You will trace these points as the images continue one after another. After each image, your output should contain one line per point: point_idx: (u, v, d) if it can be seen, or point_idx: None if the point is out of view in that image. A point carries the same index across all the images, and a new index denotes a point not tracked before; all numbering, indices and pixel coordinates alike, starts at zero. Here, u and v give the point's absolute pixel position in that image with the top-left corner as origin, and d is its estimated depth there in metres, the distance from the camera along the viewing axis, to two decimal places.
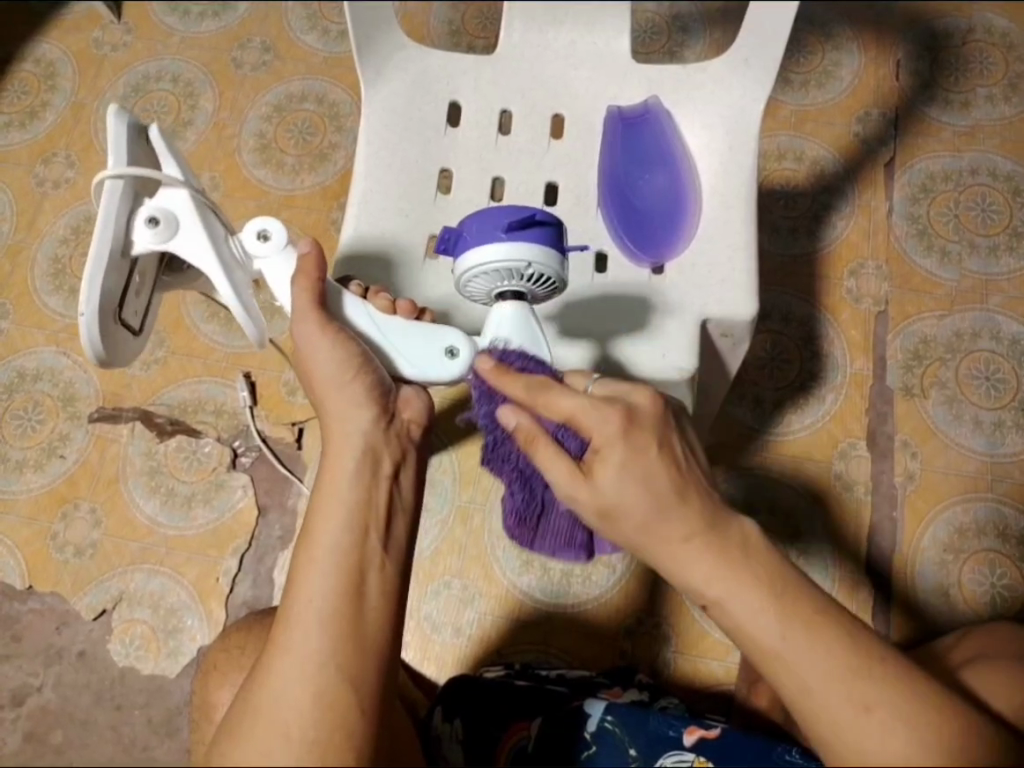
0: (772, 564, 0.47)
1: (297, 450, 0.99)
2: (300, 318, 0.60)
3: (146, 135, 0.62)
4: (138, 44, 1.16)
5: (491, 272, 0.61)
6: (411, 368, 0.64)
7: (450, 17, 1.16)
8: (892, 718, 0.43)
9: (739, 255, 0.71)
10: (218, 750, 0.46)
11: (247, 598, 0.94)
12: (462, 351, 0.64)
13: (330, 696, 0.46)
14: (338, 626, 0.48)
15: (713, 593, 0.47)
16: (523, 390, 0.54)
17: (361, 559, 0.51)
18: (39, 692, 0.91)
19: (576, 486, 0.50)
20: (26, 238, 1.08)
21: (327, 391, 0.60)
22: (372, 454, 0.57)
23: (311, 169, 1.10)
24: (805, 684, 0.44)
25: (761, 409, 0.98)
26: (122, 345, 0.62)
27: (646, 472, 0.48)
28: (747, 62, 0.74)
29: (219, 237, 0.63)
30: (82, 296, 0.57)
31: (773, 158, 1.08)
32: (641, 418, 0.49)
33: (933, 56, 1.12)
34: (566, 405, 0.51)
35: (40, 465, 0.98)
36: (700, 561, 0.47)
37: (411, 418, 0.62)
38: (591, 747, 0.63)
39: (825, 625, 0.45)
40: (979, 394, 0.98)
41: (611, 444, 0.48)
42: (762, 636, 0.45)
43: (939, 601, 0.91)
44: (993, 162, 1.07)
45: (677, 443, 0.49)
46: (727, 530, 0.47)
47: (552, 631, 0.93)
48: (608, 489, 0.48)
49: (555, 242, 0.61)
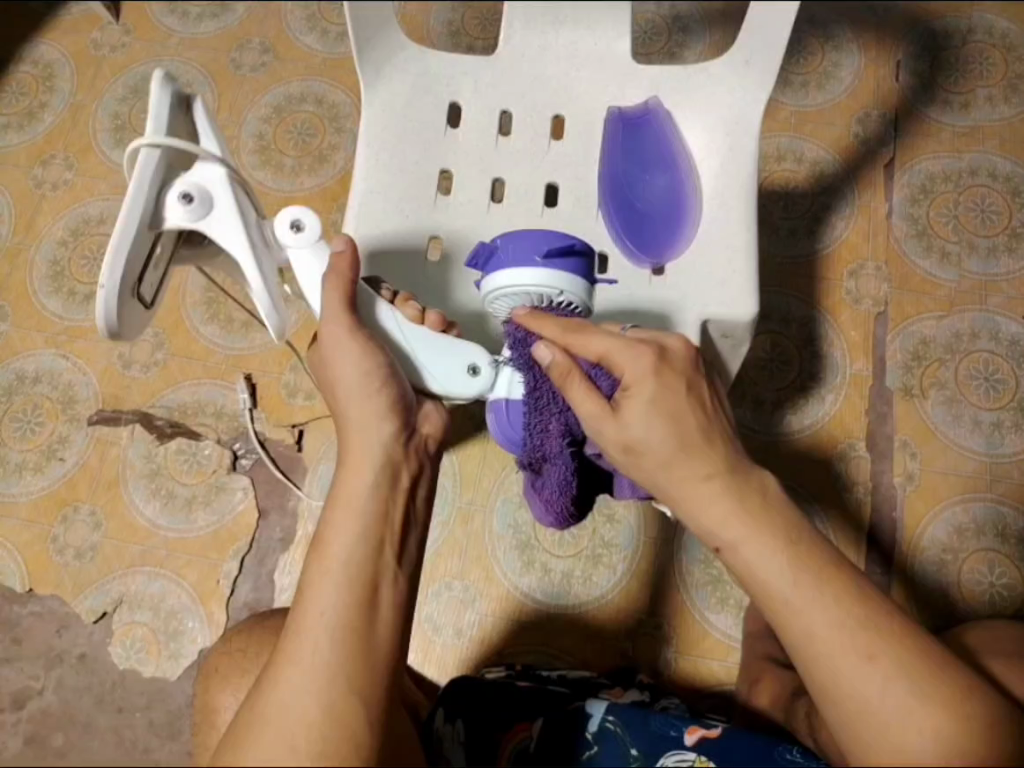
0: (789, 516, 0.50)
1: (297, 453, 0.99)
2: (331, 321, 0.60)
3: (188, 107, 0.62)
4: (136, 46, 1.16)
5: (521, 294, 0.62)
6: (433, 381, 0.64)
7: (450, 18, 1.16)
8: (893, 668, 0.45)
9: (738, 257, 0.72)
10: (222, 759, 0.45)
11: (248, 600, 0.94)
12: (484, 370, 0.65)
13: (338, 709, 0.46)
14: (349, 638, 0.48)
15: (729, 534, 0.50)
16: (562, 329, 0.57)
17: (374, 571, 0.51)
18: (40, 694, 0.91)
19: (605, 421, 0.53)
20: (25, 240, 1.07)
21: (350, 400, 0.60)
22: (391, 468, 0.57)
23: (310, 171, 1.10)
24: (810, 633, 0.46)
25: (761, 410, 0.98)
26: (134, 319, 0.62)
27: (673, 411, 0.52)
28: (747, 62, 0.74)
29: (250, 220, 0.63)
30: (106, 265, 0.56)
31: (773, 160, 1.08)
32: (672, 359, 0.54)
33: (933, 57, 1.12)
34: (600, 344, 0.55)
35: (40, 467, 0.98)
36: (720, 500, 0.50)
37: (429, 432, 0.63)
38: (592, 748, 0.63)
39: (835, 577, 0.47)
40: (978, 395, 0.98)
41: (641, 382, 0.53)
42: (774, 583, 0.48)
43: (939, 599, 0.91)
44: (993, 162, 1.07)
45: (703, 388, 0.54)
46: (748, 476, 0.52)
47: (552, 632, 0.94)
48: (633, 426, 0.52)
49: (586, 272, 0.63)
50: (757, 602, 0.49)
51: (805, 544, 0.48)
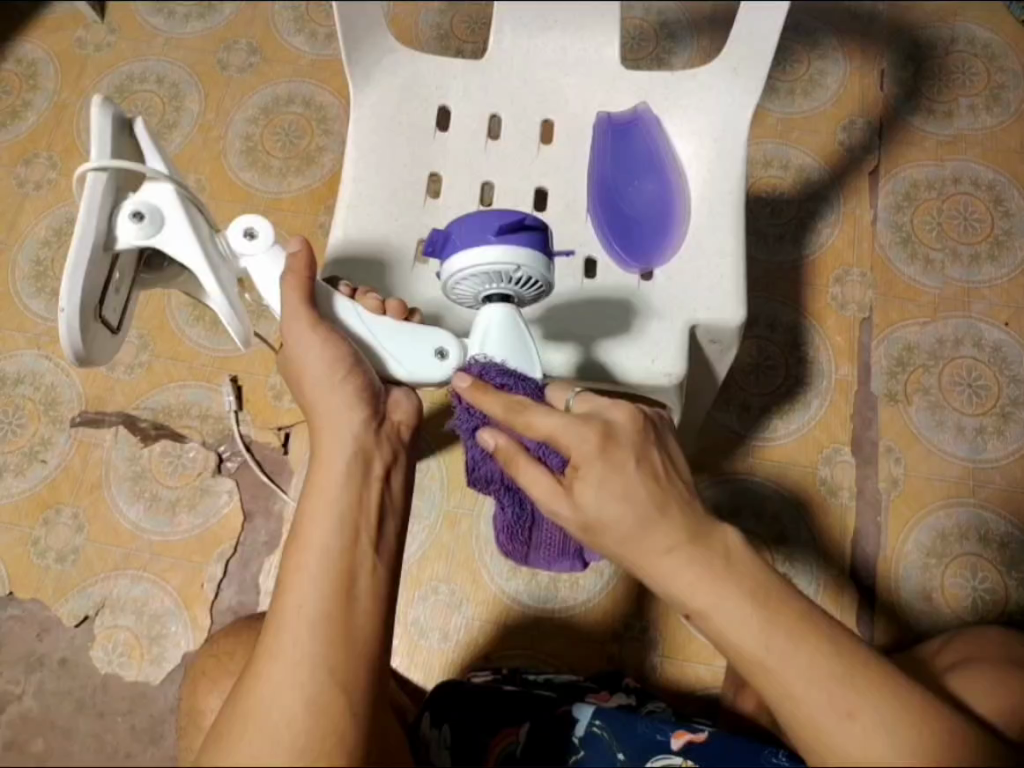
0: (756, 574, 0.47)
1: (282, 455, 0.98)
2: (293, 319, 0.60)
3: (131, 131, 0.62)
4: (122, 45, 1.15)
5: (479, 275, 0.60)
6: (402, 369, 0.64)
7: (438, 21, 1.16)
8: (874, 724, 0.44)
9: (727, 262, 0.72)
10: (208, 754, 0.45)
11: (232, 604, 0.93)
12: (451, 353, 0.64)
13: (321, 701, 0.46)
14: (329, 631, 0.47)
15: (698, 603, 0.47)
16: (503, 408, 0.54)
17: (353, 559, 0.51)
18: (20, 700, 0.90)
19: (559, 502, 0.50)
20: (7, 240, 1.06)
21: (317, 391, 0.60)
22: (363, 456, 0.57)
23: (297, 172, 1.09)
24: (788, 688, 0.45)
25: (747, 415, 0.99)
26: (100, 343, 0.61)
27: (625, 490, 0.48)
28: (735, 71, 0.75)
29: (205, 234, 0.63)
30: (65, 288, 0.56)
31: (759, 166, 1.09)
32: (617, 435, 0.49)
33: (917, 66, 1.13)
34: (545, 423, 0.51)
35: (21, 469, 0.97)
36: (684, 572, 0.47)
37: (401, 419, 0.63)
38: (578, 751, 0.63)
39: (808, 635, 0.45)
40: (960, 400, 0.99)
41: (589, 462, 0.49)
42: (746, 642, 0.46)
43: (923, 604, 0.92)
44: (975, 171, 1.08)
45: (656, 457, 0.50)
46: (711, 539, 0.48)
47: (538, 637, 0.93)
48: (589, 507, 0.48)
49: (543, 247, 0.61)
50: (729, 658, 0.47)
51: (773, 596, 0.46)
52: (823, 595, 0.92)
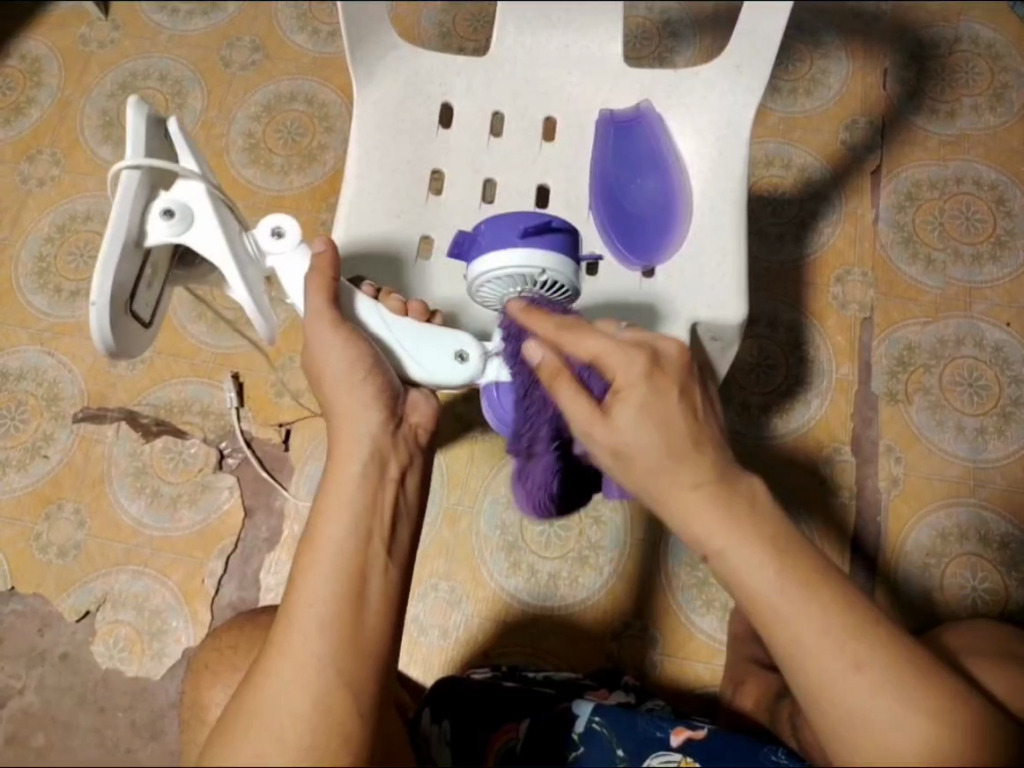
0: (774, 528, 0.47)
1: (283, 451, 0.99)
2: (317, 317, 0.60)
3: (165, 130, 0.61)
4: (125, 42, 1.15)
5: (505, 278, 0.62)
6: (419, 369, 0.64)
7: (441, 19, 1.16)
8: (880, 679, 0.44)
9: (729, 260, 0.72)
10: (213, 750, 0.46)
11: (232, 600, 0.94)
12: (472, 355, 0.65)
13: (328, 700, 0.45)
14: (338, 631, 0.47)
15: (715, 543, 0.47)
16: (553, 328, 0.55)
17: (365, 560, 0.50)
18: (21, 694, 0.90)
19: (595, 426, 0.50)
20: (10, 236, 1.07)
21: (336, 391, 0.59)
22: (380, 456, 0.56)
23: (299, 170, 1.09)
24: (800, 639, 0.44)
25: (748, 414, 0.99)
26: (133, 337, 0.62)
27: (665, 418, 0.49)
28: (738, 68, 0.74)
29: (234, 232, 0.63)
30: (97, 283, 0.55)
31: (761, 165, 1.09)
32: (665, 362, 0.50)
33: (920, 66, 1.13)
34: (593, 345, 0.52)
35: (23, 465, 0.97)
36: (706, 511, 0.47)
37: (418, 422, 0.62)
38: (578, 748, 0.63)
39: (822, 587, 0.45)
40: (960, 401, 0.99)
41: (634, 386, 0.49)
42: (760, 589, 0.45)
43: (923, 603, 0.92)
44: (977, 171, 1.08)
45: (697, 396, 0.50)
46: (736, 486, 0.48)
47: (537, 634, 0.94)
48: (625, 431, 0.49)
49: (568, 249, 0.62)
50: (742, 607, 0.47)
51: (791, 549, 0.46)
52: None
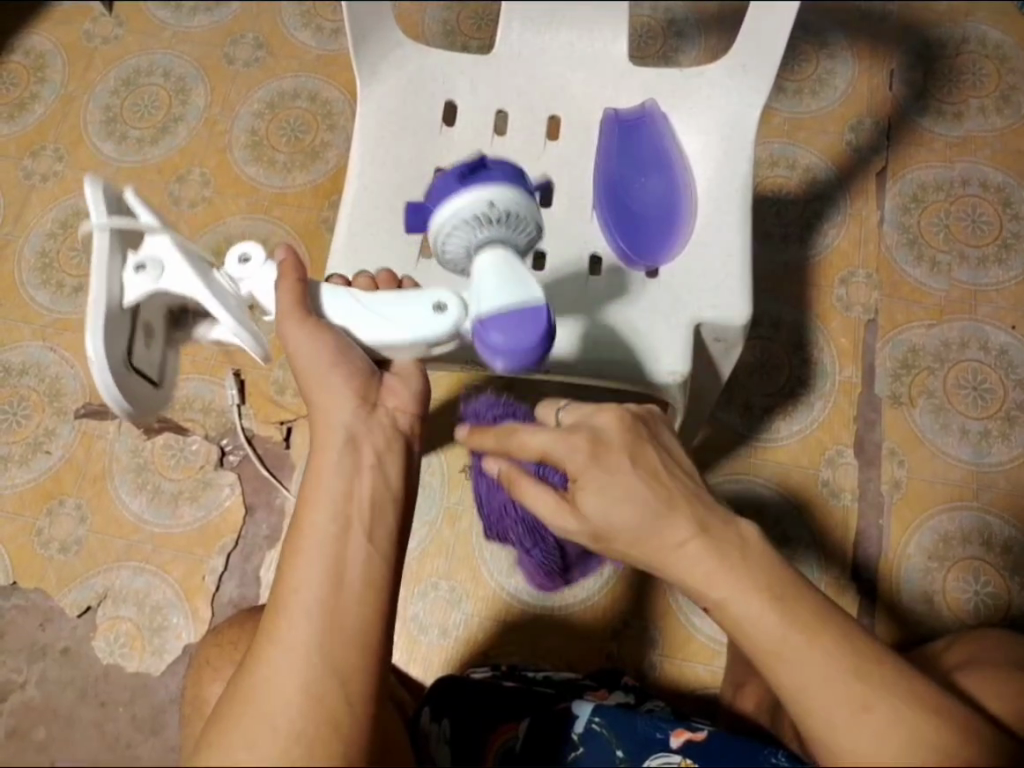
0: (771, 567, 0.47)
1: (284, 449, 0.99)
2: (284, 319, 0.58)
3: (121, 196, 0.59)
4: (129, 38, 1.15)
5: (460, 224, 0.59)
6: (400, 337, 0.60)
7: (445, 17, 1.16)
8: (889, 718, 0.43)
9: (733, 261, 0.72)
10: (208, 739, 0.45)
11: (233, 597, 0.93)
12: (450, 304, 0.60)
13: (317, 685, 0.45)
14: (326, 617, 0.47)
15: (716, 595, 0.46)
16: (496, 439, 0.54)
17: (345, 545, 0.49)
18: (22, 688, 0.90)
19: (565, 516, 0.51)
20: (14, 231, 1.07)
21: (312, 386, 0.57)
22: (356, 445, 0.54)
23: (303, 167, 1.09)
24: (804, 682, 0.44)
25: (751, 415, 0.99)
26: (145, 398, 0.60)
27: (627, 490, 0.48)
28: (744, 68, 0.74)
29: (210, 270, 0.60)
30: (93, 356, 0.54)
31: (766, 165, 1.08)
32: (608, 438, 0.50)
33: (926, 67, 1.13)
34: (536, 441, 0.51)
35: (25, 460, 0.97)
36: (703, 563, 0.47)
37: (399, 407, 0.58)
38: (577, 749, 0.63)
39: (825, 626, 0.45)
40: (965, 403, 0.99)
41: (586, 471, 0.49)
42: (762, 636, 0.45)
43: (925, 608, 0.91)
44: (984, 173, 1.08)
45: (655, 455, 0.50)
46: (727, 533, 0.48)
47: (537, 634, 0.93)
48: (595, 514, 0.49)
49: (513, 181, 0.60)
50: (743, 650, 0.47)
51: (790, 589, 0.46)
52: (824, 596, 0.92)
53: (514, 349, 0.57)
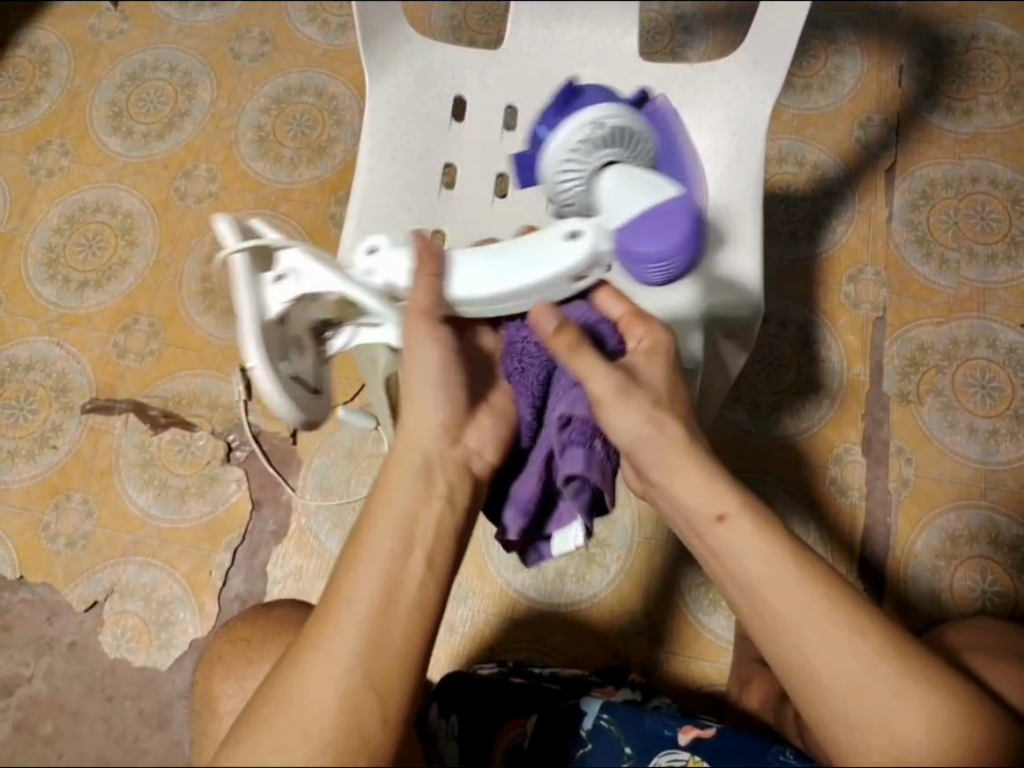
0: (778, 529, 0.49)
1: (291, 444, 0.98)
2: (411, 317, 0.56)
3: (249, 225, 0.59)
4: (135, 33, 1.15)
5: (573, 154, 0.64)
6: (539, 274, 0.58)
7: (452, 13, 1.16)
8: (884, 647, 0.46)
9: (743, 256, 0.70)
10: (233, 735, 0.45)
11: (240, 592, 0.93)
12: (584, 229, 0.59)
13: (355, 698, 0.45)
14: (371, 635, 0.46)
15: (727, 506, 0.50)
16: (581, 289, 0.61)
17: (405, 568, 0.48)
18: (30, 682, 0.90)
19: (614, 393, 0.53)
20: (20, 226, 1.07)
21: (408, 398, 0.55)
22: (430, 471, 0.52)
23: (309, 163, 1.09)
24: (804, 606, 0.47)
25: (759, 413, 0.98)
26: (310, 406, 0.60)
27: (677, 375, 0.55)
28: (755, 64, 0.73)
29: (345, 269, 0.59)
30: (259, 375, 0.54)
31: (775, 162, 1.08)
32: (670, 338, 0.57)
33: (935, 63, 1.12)
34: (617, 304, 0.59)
35: (32, 455, 0.97)
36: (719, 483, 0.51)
37: (482, 449, 0.56)
38: (585, 746, 0.62)
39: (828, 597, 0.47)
40: (973, 402, 0.98)
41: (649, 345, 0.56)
42: (767, 559, 0.48)
43: (932, 605, 0.91)
44: (993, 170, 1.07)
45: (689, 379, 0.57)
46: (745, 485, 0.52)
47: (544, 630, 0.93)
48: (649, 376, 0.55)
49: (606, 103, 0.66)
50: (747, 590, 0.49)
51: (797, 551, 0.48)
52: None
53: (668, 252, 0.59)
